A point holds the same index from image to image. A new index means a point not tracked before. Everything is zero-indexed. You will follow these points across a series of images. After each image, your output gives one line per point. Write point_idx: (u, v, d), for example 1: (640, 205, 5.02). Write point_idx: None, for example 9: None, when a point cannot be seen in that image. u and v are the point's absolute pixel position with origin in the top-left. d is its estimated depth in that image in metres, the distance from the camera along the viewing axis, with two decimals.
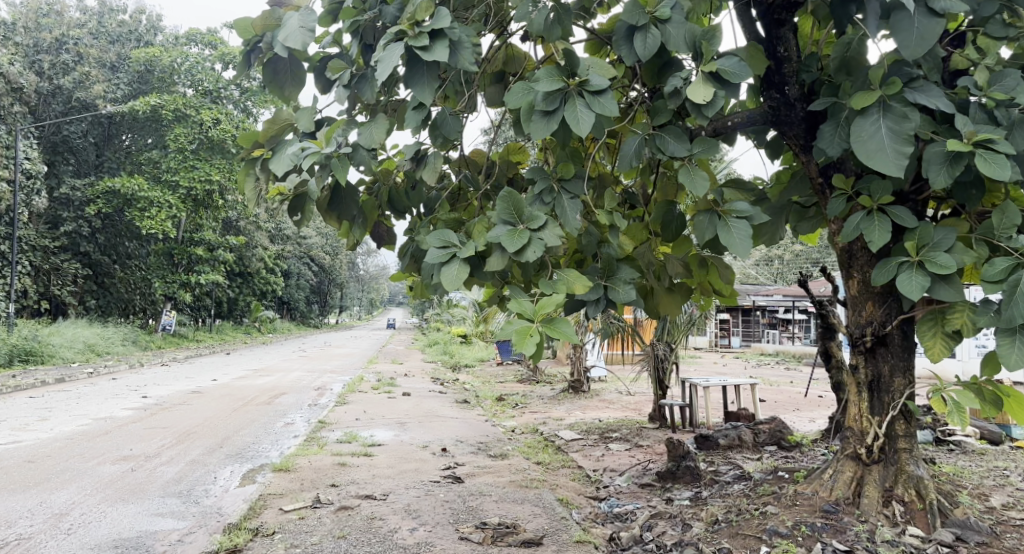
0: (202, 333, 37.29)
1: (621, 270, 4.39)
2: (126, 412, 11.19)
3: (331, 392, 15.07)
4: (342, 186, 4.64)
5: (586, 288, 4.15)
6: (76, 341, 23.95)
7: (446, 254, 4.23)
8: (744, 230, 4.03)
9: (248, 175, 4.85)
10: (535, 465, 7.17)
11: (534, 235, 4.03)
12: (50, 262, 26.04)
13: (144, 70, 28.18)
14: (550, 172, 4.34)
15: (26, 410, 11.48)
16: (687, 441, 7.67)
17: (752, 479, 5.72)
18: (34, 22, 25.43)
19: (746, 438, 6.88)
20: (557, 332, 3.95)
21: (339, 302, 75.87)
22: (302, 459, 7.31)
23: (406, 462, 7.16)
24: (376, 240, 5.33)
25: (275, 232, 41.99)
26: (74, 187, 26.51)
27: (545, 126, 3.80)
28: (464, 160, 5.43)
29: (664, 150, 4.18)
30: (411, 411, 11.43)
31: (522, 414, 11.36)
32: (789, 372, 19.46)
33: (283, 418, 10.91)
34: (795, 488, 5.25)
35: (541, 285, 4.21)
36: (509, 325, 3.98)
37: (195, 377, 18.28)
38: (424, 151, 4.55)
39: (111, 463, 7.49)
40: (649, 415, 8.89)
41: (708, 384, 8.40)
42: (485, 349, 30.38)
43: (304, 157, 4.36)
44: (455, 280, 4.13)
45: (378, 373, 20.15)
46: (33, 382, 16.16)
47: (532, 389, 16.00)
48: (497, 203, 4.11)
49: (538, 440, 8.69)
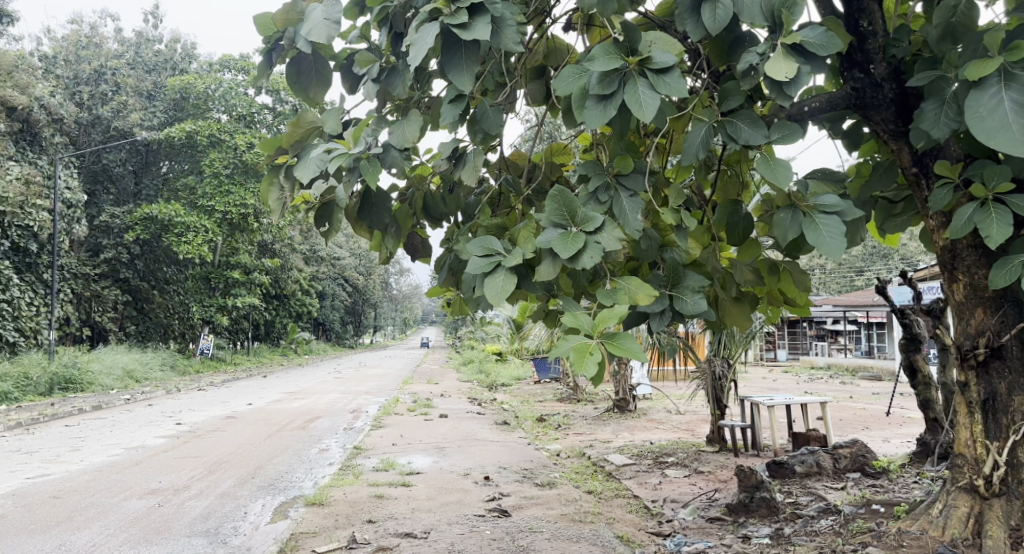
0: (239, 357, 37.26)
1: (689, 277, 3.86)
2: (159, 441, 10.80)
3: (367, 415, 14.60)
4: (372, 190, 4.13)
5: (652, 298, 3.60)
6: (115, 368, 23.86)
7: (489, 263, 3.74)
8: (835, 227, 3.47)
9: (271, 185, 4.33)
10: (587, 495, 6.60)
11: (590, 239, 3.51)
12: (91, 289, 26.14)
13: (179, 97, 28.24)
14: (605, 168, 3.82)
15: (59, 440, 11.16)
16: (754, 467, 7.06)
17: (846, 515, 5.15)
18: (75, 54, 25.72)
19: (825, 464, 6.30)
20: (620, 349, 3.42)
21: (374, 322, 75.95)
22: (335, 491, 6.81)
23: (447, 493, 6.64)
24: (410, 253, 4.87)
25: (311, 254, 41.99)
26: (114, 215, 26.59)
27: (601, 112, 3.28)
28: (504, 162, 4.96)
29: (737, 138, 3.65)
30: (450, 435, 10.92)
31: (567, 437, 10.79)
32: (844, 387, 18.64)
33: (318, 444, 10.47)
34: (899, 526, 4.76)
35: (600, 296, 3.67)
36: (565, 342, 3.45)
37: (231, 402, 17.94)
38: (462, 150, 4.06)
39: (137, 498, 7.03)
40: (707, 438, 8.27)
41: (771, 403, 7.75)
42: (521, 366, 29.85)
43: (330, 159, 3.85)
44: (501, 293, 3.64)
45: (415, 394, 19.67)
46: (70, 410, 15.91)
47: (575, 408, 15.41)
48: (546, 204, 3.61)
49: (586, 466, 8.12)
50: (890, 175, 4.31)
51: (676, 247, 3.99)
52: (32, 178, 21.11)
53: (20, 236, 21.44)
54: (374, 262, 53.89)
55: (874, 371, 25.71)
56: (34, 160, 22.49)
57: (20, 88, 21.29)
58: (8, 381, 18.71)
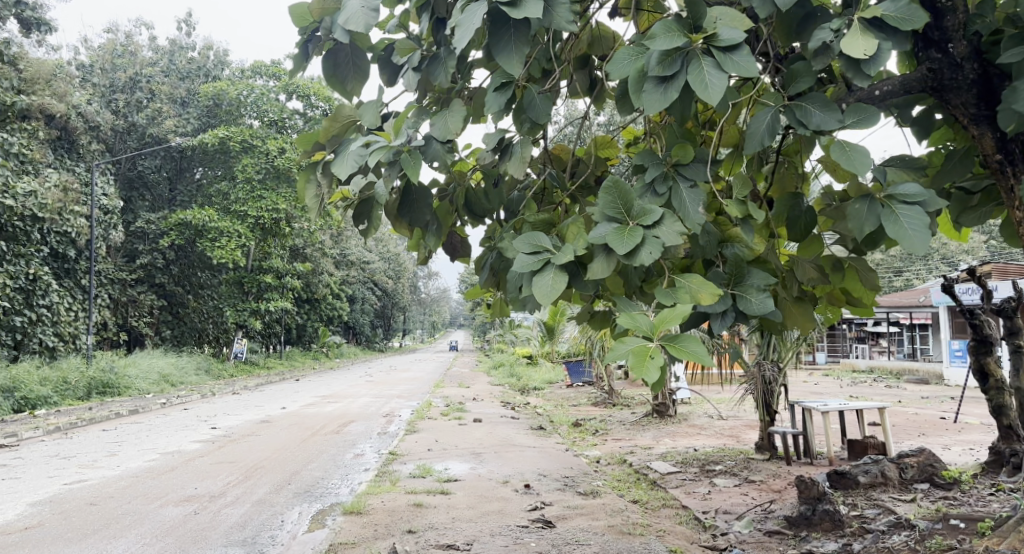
0: (272, 361, 37.41)
1: (753, 275, 3.59)
2: (194, 446, 10.65)
3: (400, 419, 14.41)
4: (414, 185, 3.88)
5: (716, 297, 3.34)
6: (151, 372, 23.99)
7: (538, 260, 3.50)
8: (918, 220, 3.24)
9: (307, 181, 4.06)
10: (633, 505, 6.33)
11: (648, 234, 3.25)
12: (127, 294, 26.35)
13: (212, 104, 28.38)
14: (662, 157, 3.56)
15: (96, 445, 11.08)
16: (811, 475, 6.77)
17: (922, 532, 4.81)
18: (111, 62, 26.02)
19: (890, 474, 6.06)
20: (683, 352, 3.17)
21: (403, 325, 76.17)
22: (373, 498, 6.58)
23: (487, 501, 6.39)
24: (449, 253, 4.65)
25: (342, 258, 42.09)
26: (149, 220, 26.84)
27: (661, 96, 3.02)
28: (548, 156, 4.71)
29: (807, 122, 3.39)
30: (486, 440, 10.70)
31: (605, 442, 10.52)
32: (889, 390, 18.17)
33: (352, 449, 10.29)
34: (986, 545, 4.15)
35: (659, 294, 3.42)
36: (622, 345, 3.20)
37: (265, 406, 17.83)
38: (508, 141, 3.78)
39: (174, 505, 6.84)
40: (757, 445, 7.99)
41: (825, 409, 7.42)
42: (553, 370, 29.54)
43: (370, 153, 3.61)
44: (551, 293, 3.39)
45: (447, 398, 19.50)
46: (106, 414, 15.92)
47: (611, 413, 15.08)
48: (599, 196, 3.36)
49: (629, 473, 7.84)
50: (967, 163, 3.99)
51: (739, 242, 3.73)
52: (69, 185, 21.27)
53: (58, 243, 21.62)
54: (403, 266, 54.00)
55: (920, 374, 25.04)
56: (72, 167, 22.68)
57: (58, 96, 21.47)
58: (48, 385, 18.80)
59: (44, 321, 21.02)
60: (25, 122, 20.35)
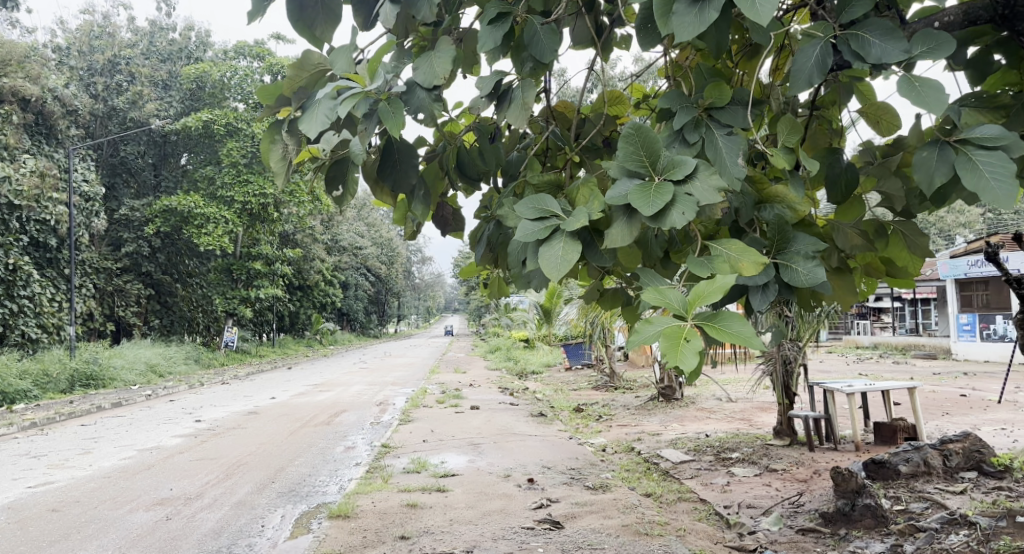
0: (264, 349, 36.81)
1: (798, 240, 3.04)
2: (175, 441, 10.06)
3: (394, 408, 13.83)
4: (396, 142, 3.30)
5: (760, 267, 2.78)
6: (137, 363, 23.36)
7: (545, 227, 2.94)
8: (1000, 165, 2.69)
9: (271, 142, 3.47)
10: (646, 499, 5.82)
11: (679, 190, 2.69)
12: (113, 284, 25.68)
13: (195, 87, 27.57)
14: (692, 100, 2.98)
15: (71, 442, 10.46)
16: (840, 463, 6.31)
17: (981, 532, 4.40)
18: (88, 45, 25.14)
19: (934, 463, 5.71)
20: (723, 334, 2.62)
21: (397, 311, 75.66)
22: (362, 499, 6.03)
23: (487, 499, 5.87)
24: (441, 227, 4.10)
25: (333, 244, 41.41)
26: (134, 208, 26.18)
27: (695, 18, 2.47)
28: (550, 112, 4.12)
29: (866, 54, 2.87)
30: (484, 428, 10.17)
31: (610, 429, 10.01)
32: (899, 367, 17.77)
33: (343, 441, 9.73)
34: None
35: (692, 265, 2.86)
36: (650, 325, 2.65)
37: (253, 396, 17.27)
38: (506, 85, 3.16)
39: (144, 509, 6.27)
40: (776, 430, 7.50)
41: (850, 390, 6.90)
42: (550, 352, 29.06)
43: (343, 104, 2.99)
44: (562, 265, 2.83)
45: (442, 384, 18.96)
46: (88, 408, 15.28)
47: (614, 397, 14.56)
48: (618, 146, 2.81)
49: (638, 462, 7.33)
50: None
51: (779, 202, 3.19)
52: (47, 171, 20.49)
53: (38, 232, 20.87)
54: (396, 251, 53.26)
55: (927, 349, 24.68)
56: (50, 153, 21.79)
57: (31, 79, 20.65)
58: (28, 378, 18.18)
59: (26, 312, 20.32)
60: None
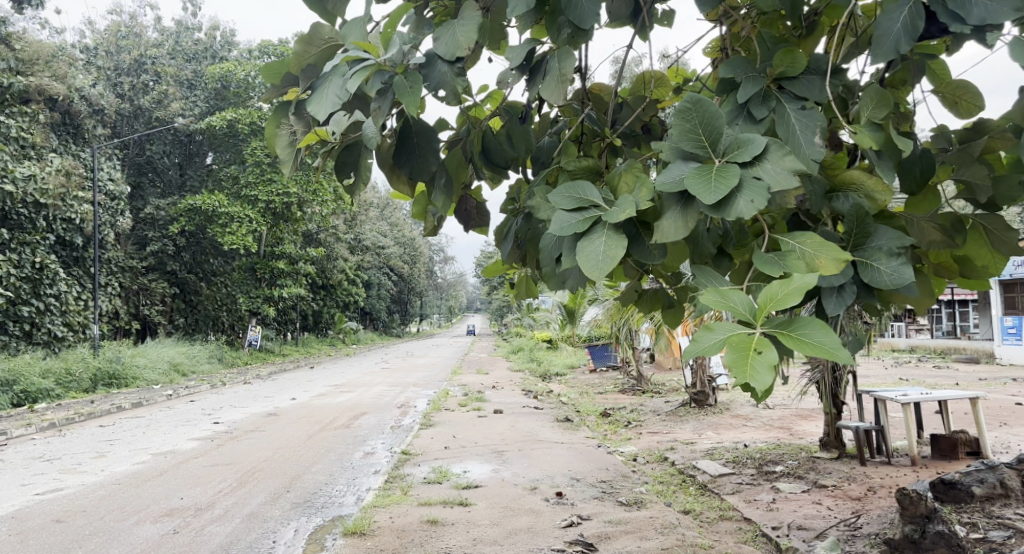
0: (288, 348, 36.69)
1: (880, 234, 2.61)
2: (191, 444, 9.75)
3: (416, 411, 13.46)
4: (416, 125, 2.88)
5: (842, 265, 2.35)
6: (161, 362, 23.21)
7: (584, 220, 2.52)
8: None
9: (277, 126, 3.01)
10: (685, 518, 5.41)
11: (746, 174, 2.27)
12: (138, 282, 25.61)
13: (220, 86, 27.30)
14: (760, 69, 2.56)
15: (86, 445, 10.18)
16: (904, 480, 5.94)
17: None
18: (114, 44, 25.06)
19: (1012, 484, 5.39)
20: (801, 345, 2.19)
21: (420, 310, 75.74)
22: (380, 514, 5.64)
23: (513, 516, 5.47)
24: (464, 222, 3.70)
25: (357, 243, 41.25)
26: (158, 207, 26.10)
27: None
28: (586, 93, 3.71)
29: (967, 15, 2.48)
30: (509, 434, 9.77)
31: (641, 436, 9.58)
32: (940, 371, 17.19)
33: (362, 447, 9.37)
34: None
35: (760, 263, 2.42)
36: (713, 333, 2.22)
37: (273, 396, 16.98)
38: (542, 56, 2.74)
39: (152, 521, 5.93)
40: (825, 441, 7.08)
41: (905, 400, 6.47)
42: (575, 353, 28.60)
43: (354, 80, 2.57)
44: (604, 264, 2.41)
45: (464, 386, 18.57)
46: (108, 409, 15.05)
47: (643, 402, 14.12)
48: (672, 123, 2.40)
49: (673, 474, 6.89)
50: None
51: (854, 191, 2.76)
52: (72, 170, 20.36)
53: (64, 230, 20.79)
54: (419, 250, 53.04)
55: (968, 353, 24.02)
56: (76, 152, 21.69)
57: (58, 78, 20.49)
58: (50, 377, 18.05)
59: (53, 310, 20.26)
60: (25, 105, 19.48)
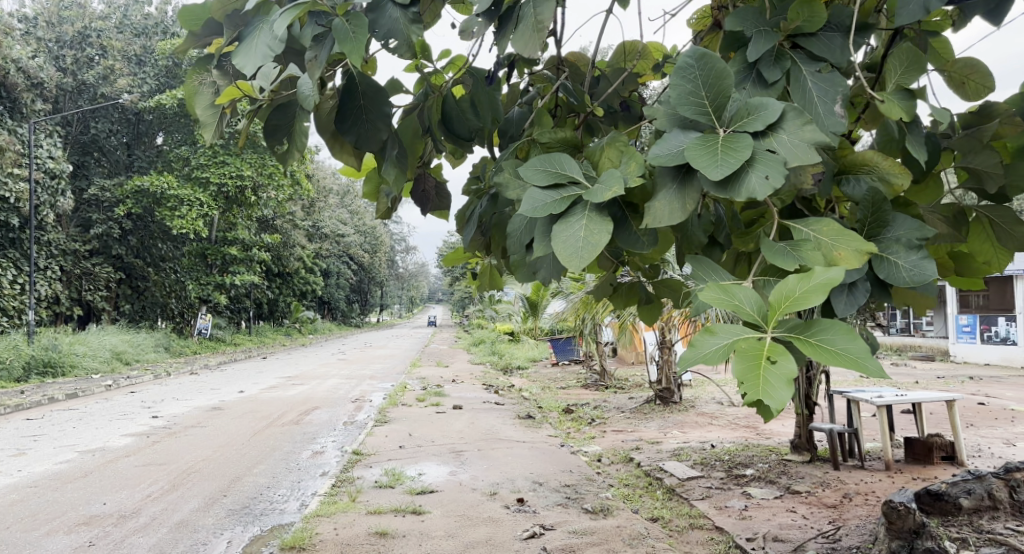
0: (241, 337, 35.71)
1: (897, 223, 2.25)
2: (124, 441, 9.14)
3: (370, 406, 12.96)
4: (362, 80, 2.45)
5: (865, 259, 1.99)
6: (102, 350, 22.30)
7: (561, 199, 2.12)
8: None
9: (196, 81, 2.55)
10: (654, 528, 5.09)
11: (758, 146, 1.89)
12: (80, 267, 24.58)
13: (172, 63, 26.26)
14: (773, 24, 2.17)
15: (7, 440, 9.49)
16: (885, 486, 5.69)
17: None
18: (57, 15, 23.86)
19: (999, 495, 5.20)
20: (821, 353, 1.80)
21: (380, 299, 75.17)
22: (323, 524, 5.20)
23: (470, 526, 5.07)
24: (420, 204, 3.29)
25: (314, 231, 40.40)
26: (103, 188, 25.03)
27: None
28: (560, 60, 3.30)
29: None
30: (467, 432, 9.37)
31: (605, 435, 9.27)
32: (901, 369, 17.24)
33: (309, 445, 8.86)
34: None
35: (771, 255, 2.04)
36: (715, 338, 1.83)
37: (220, 389, 16.30)
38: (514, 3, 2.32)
39: (66, 532, 5.40)
40: (796, 444, 6.85)
41: (879, 402, 6.25)
42: (536, 347, 28.29)
43: (285, 23, 2.13)
44: (583, 252, 2.02)
45: (423, 379, 18.08)
46: (39, 400, 14.22)
47: (605, 398, 13.82)
48: (670, 83, 2.01)
49: (639, 477, 6.57)
50: None
51: (867, 173, 2.39)
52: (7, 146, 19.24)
53: None
54: (379, 239, 52.24)
55: (924, 350, 24.40)
56: (13, 128, 20.52)
57: None
58: None
59: None
60: None
